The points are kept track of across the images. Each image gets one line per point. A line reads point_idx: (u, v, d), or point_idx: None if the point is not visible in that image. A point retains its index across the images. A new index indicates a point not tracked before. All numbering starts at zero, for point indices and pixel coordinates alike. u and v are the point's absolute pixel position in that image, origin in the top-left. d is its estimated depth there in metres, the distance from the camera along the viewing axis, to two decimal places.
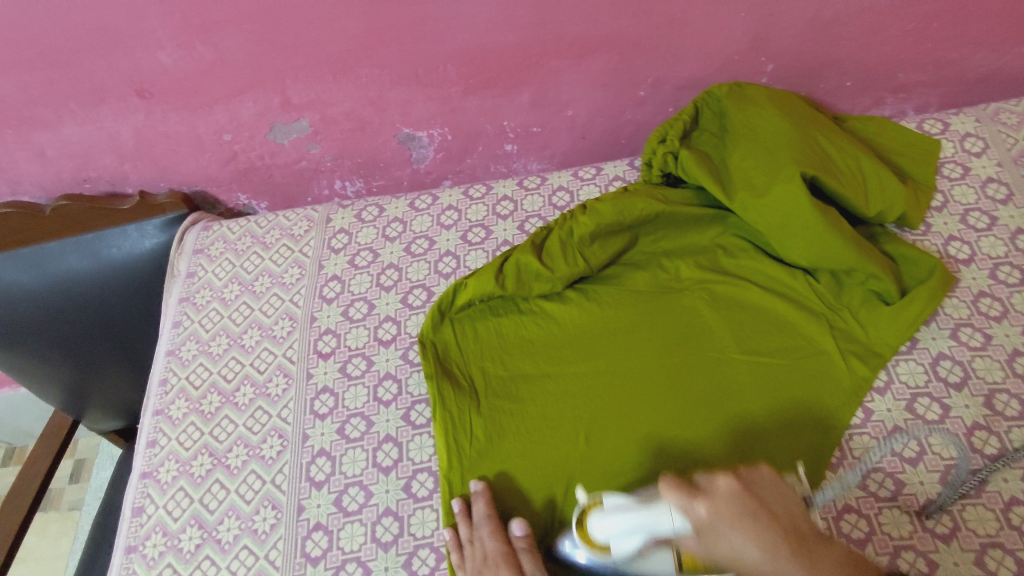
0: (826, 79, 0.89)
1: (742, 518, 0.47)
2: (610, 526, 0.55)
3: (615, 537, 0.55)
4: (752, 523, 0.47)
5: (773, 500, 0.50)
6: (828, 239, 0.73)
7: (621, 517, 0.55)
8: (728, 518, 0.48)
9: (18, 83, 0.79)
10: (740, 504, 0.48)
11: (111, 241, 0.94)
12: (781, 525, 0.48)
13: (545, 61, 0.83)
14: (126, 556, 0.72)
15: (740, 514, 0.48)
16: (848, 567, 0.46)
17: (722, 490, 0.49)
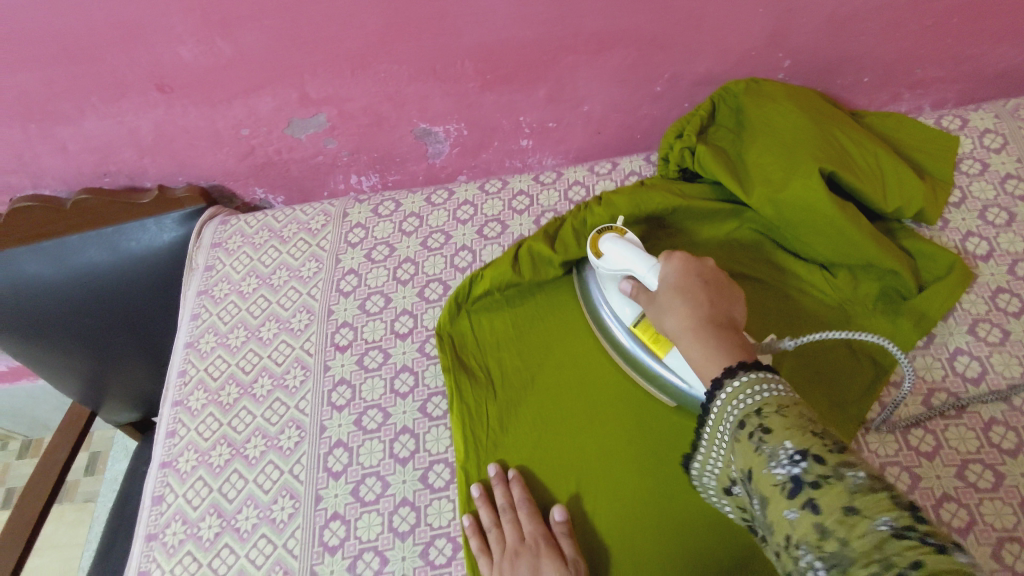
0: (844, 75, 0.89)
1: (687, 284, 0.60)
2: (607, 249, 0.69)
3: (605, 259, 0.69)
4: (691, 295, 0.59)
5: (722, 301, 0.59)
6: (845, 232, 0.72)
7: (631, 248, 0.67)
8: (676, 286, 0.60)
9: (41, 78, 0.80)
10: (695, 278, 0.60)
11: (130, 234, 0.95)
12: (709, 307, 0.58)
13: (562, 56, 0.84)
14: (147, 544, 0.73)
15: (690, 279, 0.60)
16: (730, 339, 0.55)
17: (699, 263, 0.62)
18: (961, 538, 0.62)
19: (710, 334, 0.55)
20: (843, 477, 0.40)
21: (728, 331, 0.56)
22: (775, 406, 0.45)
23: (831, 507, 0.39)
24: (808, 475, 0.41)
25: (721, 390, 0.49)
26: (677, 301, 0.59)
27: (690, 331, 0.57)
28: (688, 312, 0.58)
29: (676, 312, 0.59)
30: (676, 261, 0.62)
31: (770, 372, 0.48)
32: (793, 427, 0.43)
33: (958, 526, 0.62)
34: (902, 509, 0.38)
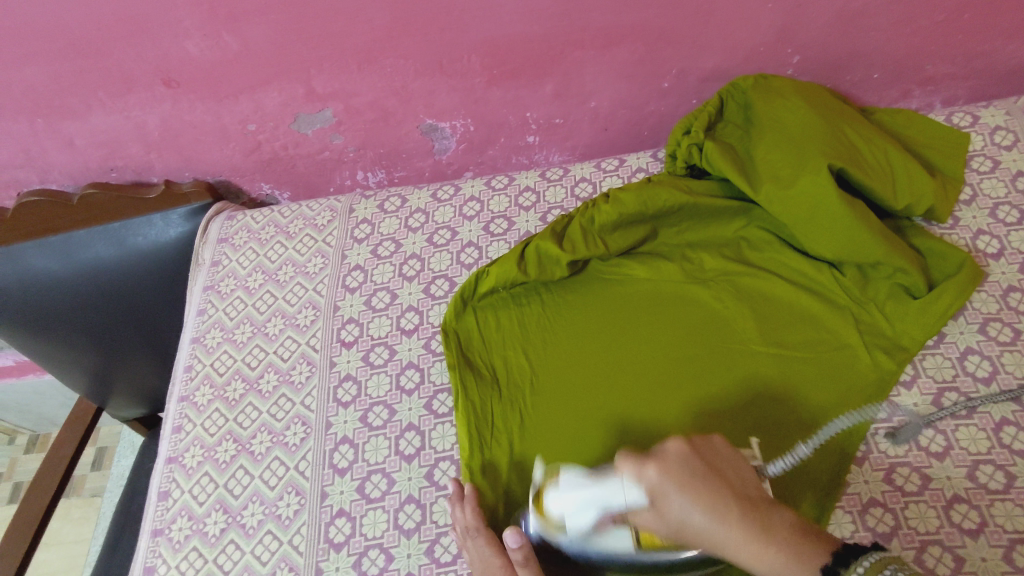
0: (854, 71, 0.88)
1: (684, 484, 0.48)
2: (567, 502, 0.58)
3: (572, 513, 0.58)
4: (704, 487, 0.48)
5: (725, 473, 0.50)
6: (855, 232, 0.71)
7: (580, 495, 0.57)
8: (680, 482, 0.48)
9: (48, 72, 0.80)
10: (688, 470, 0.49)
11: (136, 230, 0.95)
12: (734, 491, 0.49)
13: (569, 51, 0.83)
14: (153, 539, 0.73)
15: (684, 477, 0.49)
16: (795, 528, 0.46)
17: (671, 454, 0.50)
18: (972, 540, 0.61)
19: (763, 528, 0.46)
20: None
21: (765, 510, 0.48)
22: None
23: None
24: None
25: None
26: (698, 515, 0.47)
27: (741, 529, 0.46)
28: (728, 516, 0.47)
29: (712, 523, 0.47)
30: (652, 467, 0.49)
31: (872, 556, 0.42)
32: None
33: (969, 528, 0.62)
34: None
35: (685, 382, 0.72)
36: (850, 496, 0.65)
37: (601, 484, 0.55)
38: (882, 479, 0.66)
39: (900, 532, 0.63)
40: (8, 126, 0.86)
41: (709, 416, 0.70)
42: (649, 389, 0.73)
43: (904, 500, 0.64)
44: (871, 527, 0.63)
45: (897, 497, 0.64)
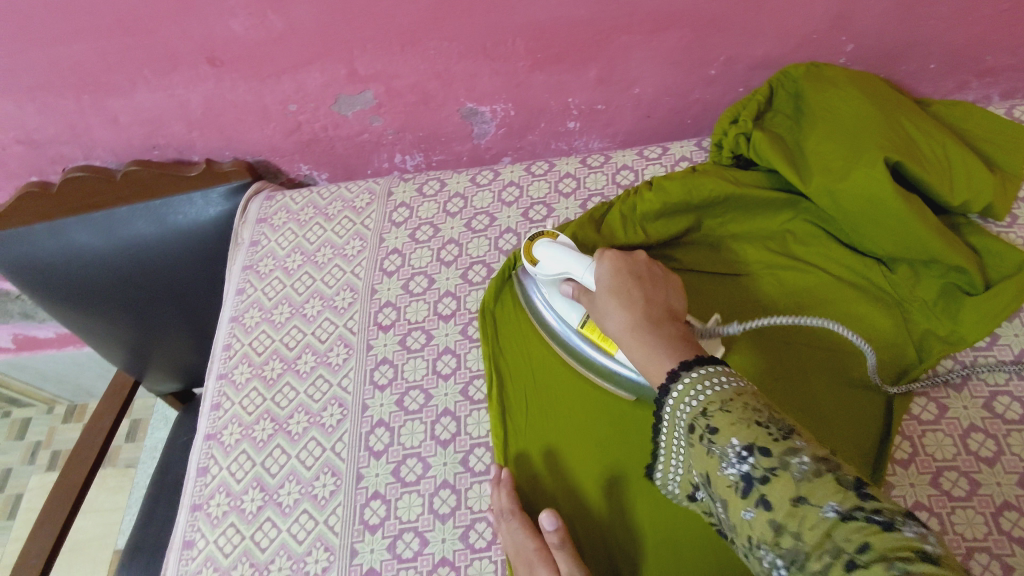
0: (911, 61, 0.84)
1: (620, 280, 0.61)
2: (548, 254, 0.68)
3: (547, 261, 0.68)
4: (629, 286, 0.60)
5: (660, 292, 0.61)
6: (909, 227, 0.69)
7: (560, 249, 0.68)
8: (614, 279, 0.61)
9: (96, 49, 0.80)
10: (631, 276, 0.61)
11: (177, 208, 0.96)
12: (651, 302, 0.59)
13: (616, 36, 0.81)
14: (192, 514, 0.74)
15: (622, 277, 0.61)
16: (672, 336, 0.55)
17: (632, 257, 0.63)
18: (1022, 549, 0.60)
19: (648, 330, 0.56)
20: (788, 466, 0.41)
21: (664, 324, 0.57)
22: (721, 408, 0.46)
23: (782, 498, 0.41)
24: (752, 470, 0.43)
25: (673, 392, 0.50)
26: (614, 302, 0.59)
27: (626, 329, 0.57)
28: (630, 311, 0.58)
29: (617, 311, 0.59)
30: (611, 259, 0.63)
31: (709, 368, 0.49)
32: (738, 424, 0.45)
33: (1019, 537, 0.60)
34: (849, 491, 0.39)
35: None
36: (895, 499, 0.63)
37: (577, 256, 0.66)
38: (928, 482, 0.64)
39: (946, 537, 0.61)
40: (56, 102, 0.87)
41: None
42: None
43: (951, 505, 0.62)
44: None
45: (943, 501, 0.63)
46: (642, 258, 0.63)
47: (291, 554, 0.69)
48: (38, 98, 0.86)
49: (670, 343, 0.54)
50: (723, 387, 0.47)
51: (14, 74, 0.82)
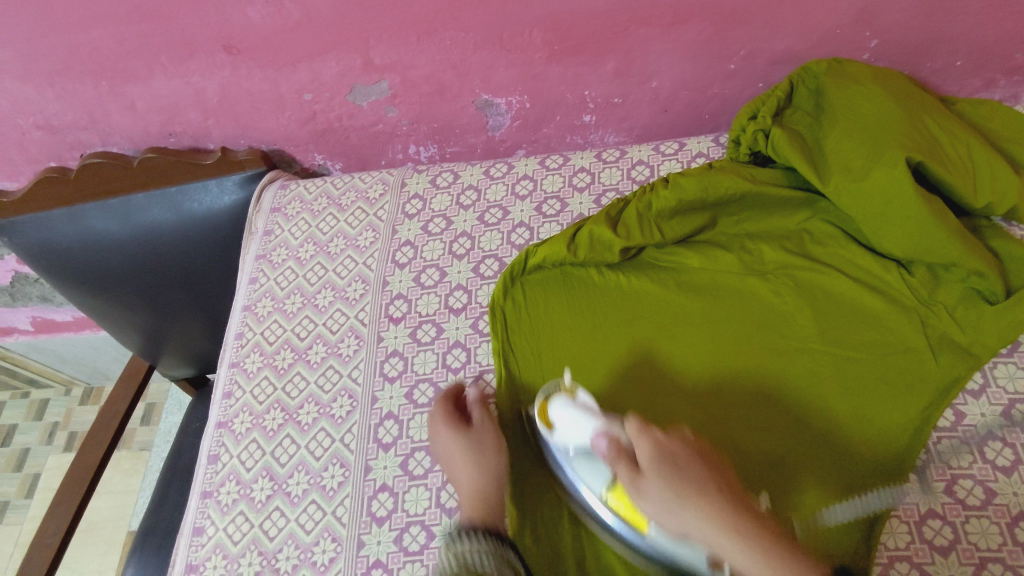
0: (936, 57, 0.82)
1: (677, 466, 0.55)
2: (568, 419, 0.61)
3: (569, 428, 0.61)
4: (697, 493, 0.54)
5: (716, 473, 0.56)
6: (930, 232, 0.67)
7: (585, 412, 0.61)
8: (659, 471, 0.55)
9: (113, 35, 0.80)
10: (687, 458, 0.56)
11: (193, 195, 0.97)
12: (720, 492, 0.55)
13: (634, 28, 0.80)
14: (202, 501, 0.75)
15: (681, 463, 0.56)
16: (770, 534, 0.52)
17: (677, 434, 0.58)
18: None
19: (738, 523, 0.52)
20: None
21: (750, 511, 0.54)
22: None
23: None
24: None
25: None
26: (689, 497, 0.54)
27: (713, 527, 0.53)
28: (712, 507, 0.54)
29: (692, 510, 0.54)
30: (658, 436, 0.57)
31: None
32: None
33: None
34: None
35: (739, 385, 0.70)
36: (908, 506, 0.62)
37: (602, 419, 0.61)
38: (943, 491, 0.63)
39: (959, 546, 0.60)
40: (74, 87, 0.87)
41: (759, 421, 0.68)
42: (698, 387, 0.70)
43: (964, 514, 0.61)
44: (928, 539, 0.61)
45: (957, 509, 0.62)
46: (688, 435, 0.59)
47: (299, 543, 0.69)
48: (57, 84, 0.86)
49: (780, 547, 0.51)
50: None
51: (34, 59, 0.83)
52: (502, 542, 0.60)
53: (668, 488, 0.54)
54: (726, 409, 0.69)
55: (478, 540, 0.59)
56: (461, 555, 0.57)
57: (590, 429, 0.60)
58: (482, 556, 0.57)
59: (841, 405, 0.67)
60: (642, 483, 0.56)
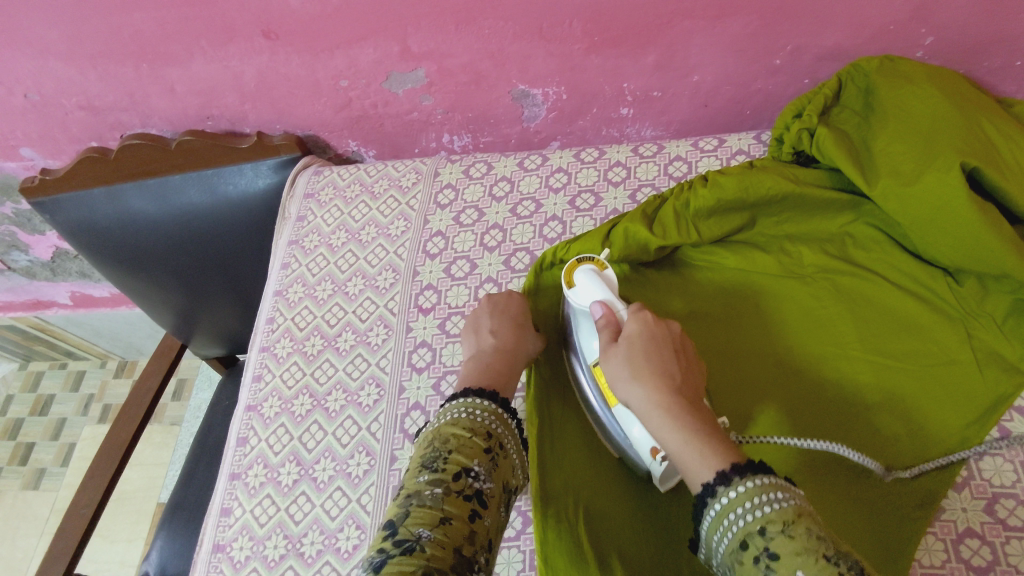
0: (995, 57, 0.78)
1: (648, 343, 0.57)
2: (585, 283, 0.63)
3: (581, 288, 0.64)
4: (652, 375, 0.55)
5: (686, 368, 0.58)
6: (979, 240, 0.64)
7: (601, 282, 0.63)
8: (632, 346, 0.57)
9: (156, 18, 0.81)
10: (664, 344, 0.58)
11: (228, 178, 0.97)
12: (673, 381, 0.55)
13: (678, 20, 0.78)
14: (230, 482, 0.76)
15: (653, 343, 0.57)
16: (700, 423, 0.52)
17: (666, 325, 0.60)
18: None
19: (681, 414, 0.52)
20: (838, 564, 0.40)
21: (694, 402, 0.55)
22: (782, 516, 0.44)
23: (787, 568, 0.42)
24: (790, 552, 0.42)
25: (712, 502, 0.47)
26: (643, 370, 0.55)
27: (659, 410, 0.53)
28: (655, 383, 0.55)
29: (639, 381, 0.55)
30: (644, 316, 0.60)
31: (765, 474, 0.46)
32: (804, 554, 0.41)
33: None
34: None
35: (772, 373, 0.69)
36: (945, 524, 0.62)
37: (613, 294, 0.63)
38: (982, 509, 0.62)
39: (998, 567, 0.59)
40: (116, 69, 0.88)
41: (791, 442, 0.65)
42: (726, 384, 0.69)
43: (1005, 535, 0.60)
44: (965, 560, 0.60)
45: (997, 530, 0.61)
46: (677, 330, 0.61)
47: (324, 529, 0.70)
48: (99, 66, 0.88)
49: (709, 442, 0.50)
50: (783, 502, 0.44)
51: (77, 40, 0.84)
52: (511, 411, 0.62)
53: (626, 360, 0.57)
54: (756, 407, 0.67)
55: (506, 411, 0.61)
56: (492, 421, 0.59)
57: (595, 299, 0.63)
58: (506, 427, 0.60)
59: (884, 424, 0.65)
60: (610, 351, 0.58)
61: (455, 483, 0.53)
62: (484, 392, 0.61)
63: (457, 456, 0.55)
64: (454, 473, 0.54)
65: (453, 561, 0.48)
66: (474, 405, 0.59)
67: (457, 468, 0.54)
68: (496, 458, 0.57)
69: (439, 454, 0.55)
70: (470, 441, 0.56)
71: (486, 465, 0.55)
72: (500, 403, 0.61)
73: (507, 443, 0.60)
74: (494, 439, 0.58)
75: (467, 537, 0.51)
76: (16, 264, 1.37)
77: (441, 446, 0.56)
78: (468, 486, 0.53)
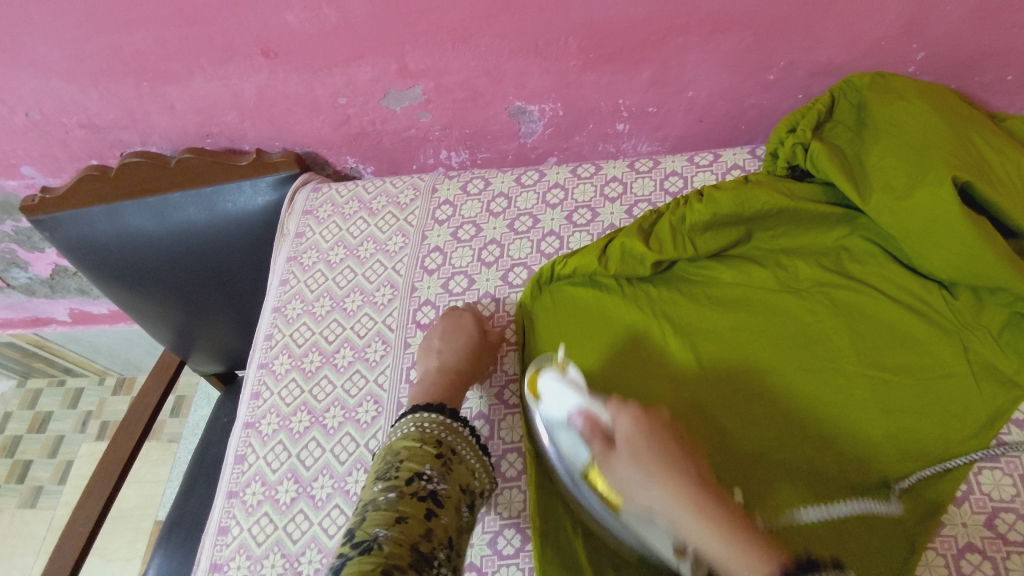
0: (985, 72, 0.79)
1: (649, 439, 0.55)
2: (557, 388, 0.62)
3: (555, 395, 0.62)
4: (665, 472, 0.53)
5: (692, 451, 0.56)
6: (972, 252, 0.64)
7: (571, 388, 0.61)
8: (633, 450, 0.54)
9: (156, 38, 0.82)
10: (663, 436, 0.55)
11: (227, 195, 0.98)
12: (691, 475, 0.53)
13: (673, 37, 0.79)
14: (228, 501, 0.76)
15: (652, 438, 0.55)
16: (737, 521, 0.49)
17: (658, 413, 0.57)
18: None
19: (717, 520, 0.49)
20: None
21: (719, 495, 0.52)
22: None
23: None
24: None
25: None
26: (658, 474, 0.53)
27: (692, 513, 0.50)
28: (674, 486, 0.52)
29: (656, 487, 0.52)
30: (632, 411, 0.57)
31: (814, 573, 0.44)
32: None
33: None
34: None
35: (769, 389, 0.69)
36: (945, 539, 0.61)
37: (586, 394, 0.61)
38: (983, 524, 0.62)
39: None
40: (116, 88, 0.89)
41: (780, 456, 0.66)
42: (720, 401, 0.69)
43: (1006, 550, 0.60)
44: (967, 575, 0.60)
45: (998, 545, 0.60)
46: (667, 412, 0.58)
47: (322, 547, 0.70)
48: (100, 85, 0.88)
49: (752, 548, 0.47)
50: None
51: (79, 59, 0.85)
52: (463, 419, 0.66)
53: (635, 466, 0.54)
54: (753, 420, 0.68)
55: (456, 420, 0.65)
56: (441, 430, 0.63)
57: (570, 405, 0.61)
58: (460, 434, 0.64)
59: (883, 439, 0.65)
60: (612, 459, 0.56)
61: (408, 486, 0.57)
62: (433, 405, 0.65)
63: (409, 464, 0.59)
64: (407, 478, 0.58)
65: (411, 558, 0.52)
66: (423, 419, 0.63)
67: (409, 474, 0.58)
68: (449, 462, 0.61)
69: (391, 464, 0.59)
70: (420, 449, 0.60)
71: (439, 468, 0.59)
72: (449, 415, 0.65)
73: (462, 448, 0.63)
74: (446, 445, 0.62)
75: (423, 535, 0.54)
76: (15, 281, 1.37)
77: (393, 457, 0.60)
78: (422, 488, 0.57)
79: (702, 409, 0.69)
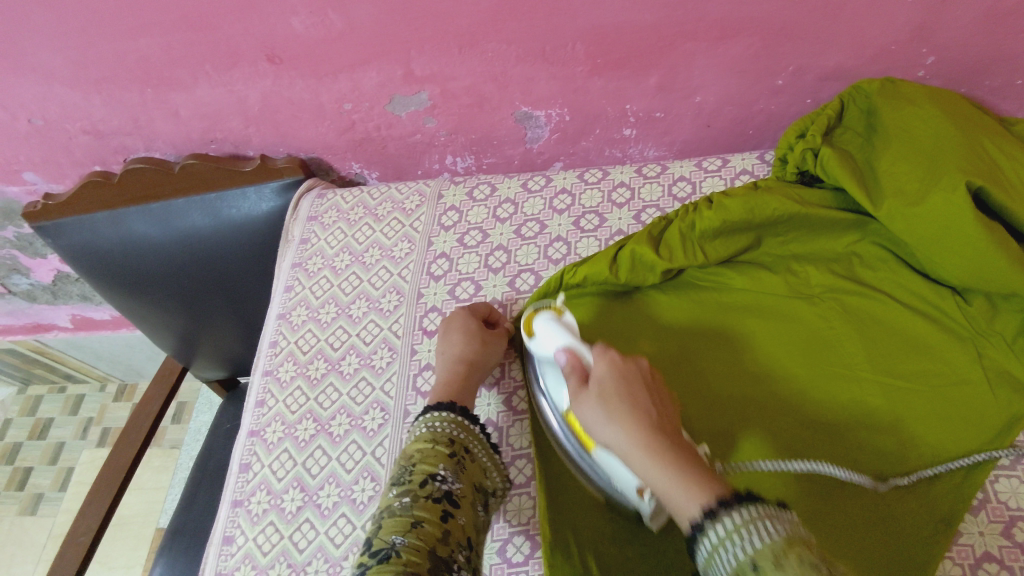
0: (996, 76, 0.78)
1: (618, 383, 0.57)
2: (549, 328, 0.64)
3: (547, 334, 0.64)
4: (626, 409, 0.55)
5: (659, 399, 0.58)
6: (986, 260, 0.63)
7: (562, 328, 0.64)
8: (600, 388, 0.57)
9: (161, 44, 0.81)
10: (632, 381, 0.58)
11: (231, 201, 0.97)
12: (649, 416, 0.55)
13: (680, 42, 0.78)
14: (232, 509, 0.75)
15: (623, 382, 0.57)
16: (684, 456, 0.52)
17: (634, 362, 0.60)
18: None
19: (664, 452, 0.52)
20: None
21: (673, 437, 0.54)
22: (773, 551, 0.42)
23: None
24: None
25: (703, 538, 0.46)
26: (620, 412, 0.55)
27: (642, 450, 0.52)
28: (633, 423, 0.54)
29: (615, 423, 0.55)
30: (611, 356, 0.59)
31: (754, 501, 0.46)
32: None
33: None
34: None
35: (780, 397, 0.68)
36: (962, 548, 0.60)
37: (576, 338, 0.63)
38: (1000, 533, 0.61)
39: None
40: (120, 94, 0.88)
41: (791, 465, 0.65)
42: (729, 410, 0.68)
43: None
44: None
45: (1016, 554, 0.60)
46: (646, 364, 0.60)
47: (328, 557, 0.69)
48: (104, 91, 0.88)
49: (693, 477, 0.49)
50: (775, 531, 0.43)
51: (83, 66, 0.84)
52: (474, 417, 0.65)
53: (599, 404, 0.56)
54: (764, 429, 0.67)
55: (467, 418, 0.64)
56: (454, 428, 0.63)
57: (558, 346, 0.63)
58: (471, 433, 0.64)
59: (896, 445, 0.64)
60: (581, 395, 0.58)
61: (422, 490, 0.56)
62: (442, 404, 0.65)
63: (423, 466, 0.58)
64: (421, 481, 0.57)
65: (430, 563, 0.52)
66: (434, 419, 0.63)
67: (423, 476, 0.58)
68: (462, 460, 0.60)
69: (405, 469, 0.59)
70: (433, 450, 0.60)
71: (452, 467, 0.59)
72: (460, 412, 0.64)
73: (474, 447, 0.63)
74: (458, 443, 0.62)
75: (441, 538, 0.54)
76: (16, 288, 1.36)
77: (406, 461, 0.60)
78: (436, 490, 0.57)
79: (704, 418, 0.68)
